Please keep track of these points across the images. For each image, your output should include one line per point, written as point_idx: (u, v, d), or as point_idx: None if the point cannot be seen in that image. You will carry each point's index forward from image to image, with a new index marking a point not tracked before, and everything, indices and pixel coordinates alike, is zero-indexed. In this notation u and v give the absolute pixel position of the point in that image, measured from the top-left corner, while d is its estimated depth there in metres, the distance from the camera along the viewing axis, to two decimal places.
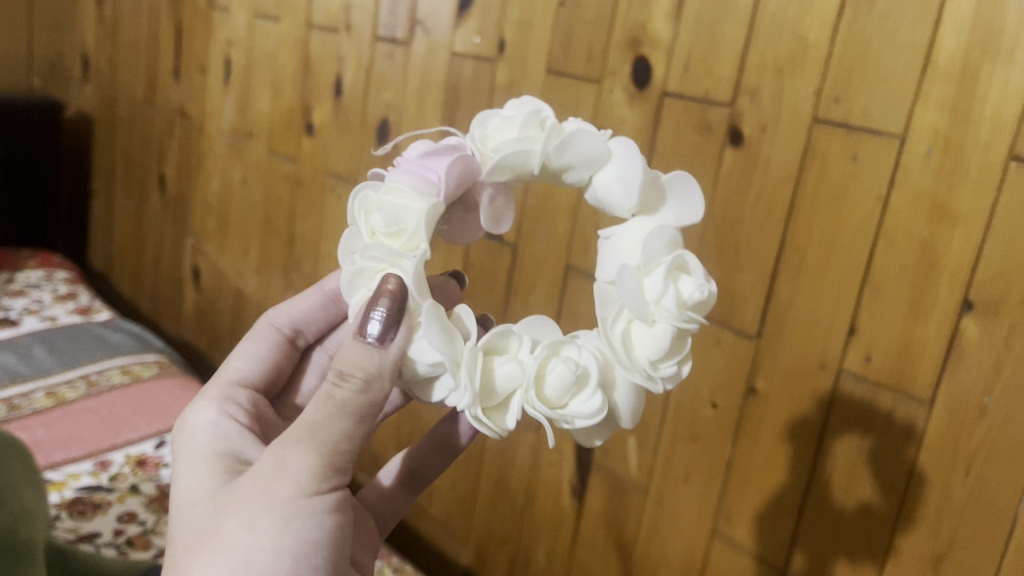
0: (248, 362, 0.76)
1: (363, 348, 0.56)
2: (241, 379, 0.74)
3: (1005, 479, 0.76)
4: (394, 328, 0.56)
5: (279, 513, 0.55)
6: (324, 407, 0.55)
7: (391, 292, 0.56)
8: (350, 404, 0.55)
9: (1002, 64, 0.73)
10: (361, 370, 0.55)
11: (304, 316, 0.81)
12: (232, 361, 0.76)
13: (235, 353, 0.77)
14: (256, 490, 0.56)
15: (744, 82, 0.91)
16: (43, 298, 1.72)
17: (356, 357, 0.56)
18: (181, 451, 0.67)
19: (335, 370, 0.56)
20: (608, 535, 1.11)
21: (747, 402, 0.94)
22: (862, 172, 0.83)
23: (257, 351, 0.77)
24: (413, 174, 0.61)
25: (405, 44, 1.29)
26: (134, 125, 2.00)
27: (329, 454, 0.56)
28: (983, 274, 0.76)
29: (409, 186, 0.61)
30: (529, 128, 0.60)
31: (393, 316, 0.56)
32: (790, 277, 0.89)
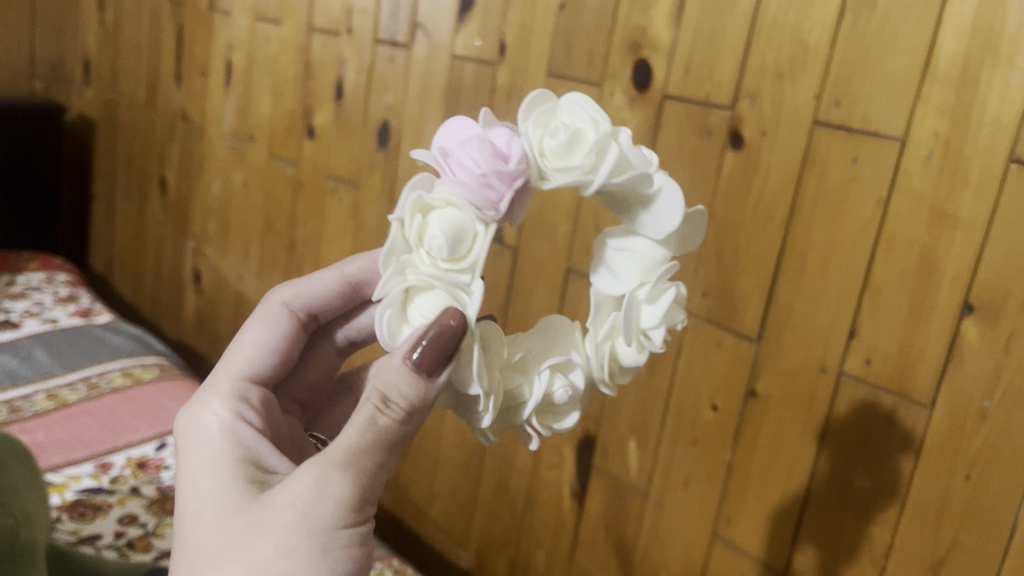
0: (254, 346, 0.74)
1: (410, 378, 0.55)
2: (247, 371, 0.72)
3: (1006, 482, 0.76)
4: (439, 367, 0.55)
5: (312, 538, 0.53)
6: (365, 432, 0.55)
7: (448, 330, 0.53)
8: (392, 433, 0.55)
9: (1003, 67, 0.73)
10: (404, 399, 0.55)
11: (317, 299, 0.78)
12: (240, 348, 0.74)
13: (243, 339, 0.74)
14: (285, 507, 0.54)
15: (745, 85, 0.91)
16: (44, 301, 1.72)
17: (399, 384, 0.55)
18: (187, 454, 0.64)
19: (376, 395, 0.56)
20: (609, 539, 1.11)
21: (748, 405, 0.94)
22: (862, 175, 0.83)
23: (265, 333, 0.74)
24: (472, 185, 0.52)
25: (405, 47, 1.29)
26: (135, 128, 2.01)
27: (371, 482, 0.55)
28: (983, 278, 0.76)
29: (466, 203, 0.52)
30: (588, 152, 0.53)
31: (441, 353, 0.54)
32: (790, 280, 0.89)
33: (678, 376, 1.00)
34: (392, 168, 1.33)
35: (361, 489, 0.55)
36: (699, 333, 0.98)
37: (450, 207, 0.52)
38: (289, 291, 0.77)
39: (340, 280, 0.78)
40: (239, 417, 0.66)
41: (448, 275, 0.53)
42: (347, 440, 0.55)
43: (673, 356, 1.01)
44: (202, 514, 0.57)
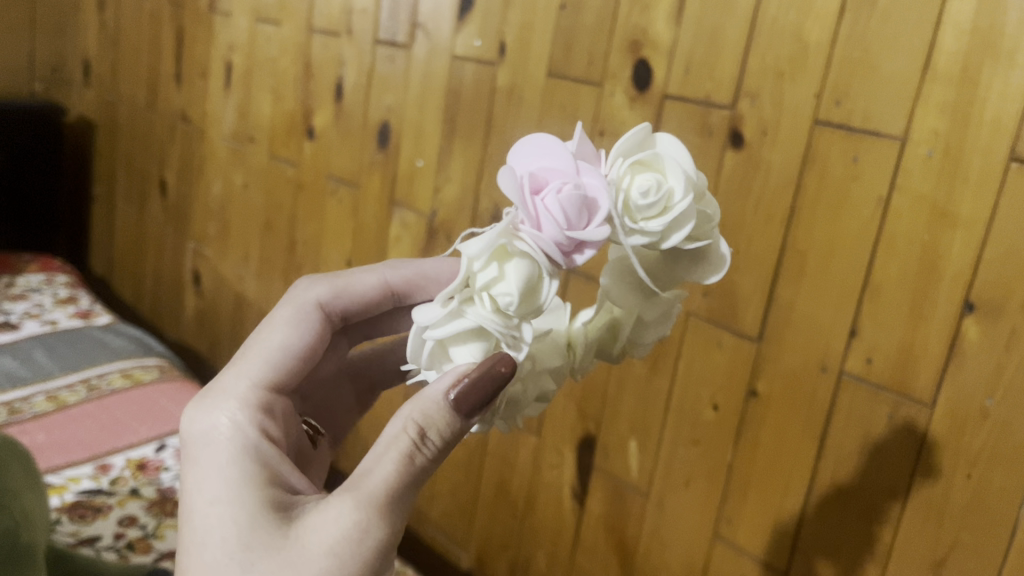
0: (290, 345, 0.67)
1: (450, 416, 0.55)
2: (276, 374, 0.66)
3: (1007, 481, 0.76)
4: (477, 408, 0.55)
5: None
6: (400, 470, 0.54)
7: (498, 374, 0.53)
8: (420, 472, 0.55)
9: (1003, 65, 0.73)
10: (438, 435, 0.56)
11: (355, 302, 0.73)
12: (267, 344, 0.67)
13: (268, 335, 0.67)
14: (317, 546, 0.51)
15: (745, 84, 0.91)
16: (44, 302, 1.72)
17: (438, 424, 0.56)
18: (196, 467, 0.58)
19: (412, 428, 0.55)
20: (609, 540, 1.11)
21: (748, 405, 0.94)
22: (862, 174, 0.83)
23: (299, 330, 0.68)
24: (557, 233, 0.48)
25: (405, 48, 1.29)
26: (135, 130, 2.01)
27: (400, 525, 0.54)
28: (984, 277, 0.76)
29: (548, 255, 0.48)
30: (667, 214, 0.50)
31: (482, 395, 0.54)
32: (791, 280, 0.89)
33: (679, 376, 1.00)
34: (393, 169, 1.33)
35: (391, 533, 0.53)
36: (700, 333, 0.98)
37: (527, 259, 0.48)
38: (327, 288, 0.71)
39: (381, 285, 0.74)
40: (260, 431, 0.61)
41: (506, 325, 0.51)
42: (382, 479, 0.54)
43: (673, 356, 1.01)
44: (221, 541, 0.52)
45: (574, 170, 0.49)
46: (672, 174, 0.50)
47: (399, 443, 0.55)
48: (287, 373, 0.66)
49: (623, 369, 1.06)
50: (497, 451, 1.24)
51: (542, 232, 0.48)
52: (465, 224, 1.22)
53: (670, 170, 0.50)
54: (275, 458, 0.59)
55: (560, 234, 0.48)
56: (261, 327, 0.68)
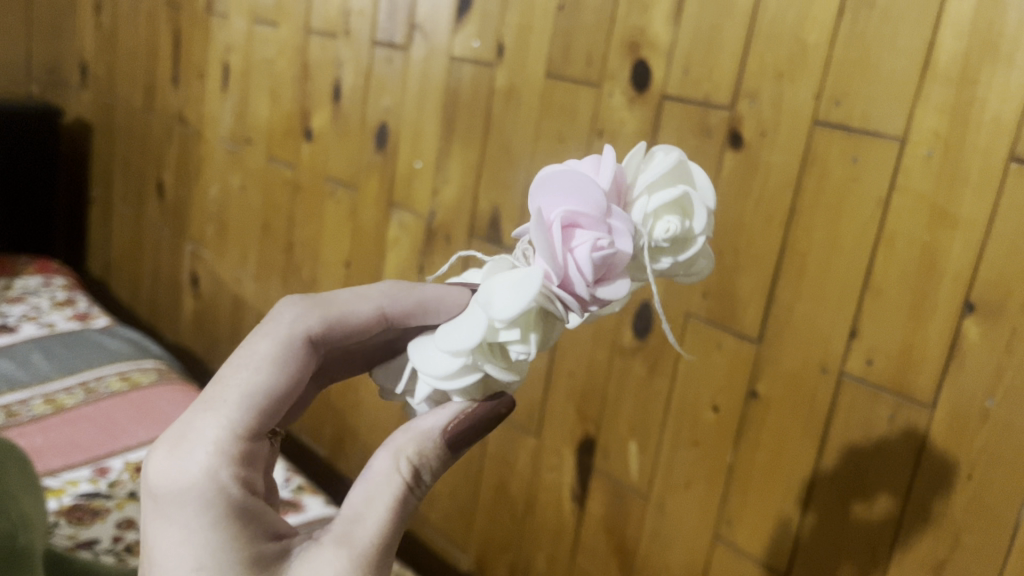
0: (275, 389, 0.58)
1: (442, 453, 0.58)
2: (257, 421, 0.56)
3: (1007, 482, 0.75)
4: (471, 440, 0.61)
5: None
6: (396, 511, 0.55)
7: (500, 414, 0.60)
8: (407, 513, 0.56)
9: (1002, 65, 0.73)
10: (427, 474, 0.58)
11: (347, 333, 0.63)
12: (245, 383, 0.57)
13: (245, 371, 0.58)
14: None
15: (744, 85, 0.91)
16: (41, 305, 1.72)
17: (428, 461, 0.58)
18: (180, 520, 0.52)
19: (405, 466, 0.57)
20: (610, 542, 1.10)
21: (749, 406, 0.94)
22: (862, 175, 0.83)
23: (284, 370, 0.58)
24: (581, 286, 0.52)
25: (403, 49, 1.29)
26: (132, 132, 2.00)
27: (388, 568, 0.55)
28: (984, 278, 0.75)
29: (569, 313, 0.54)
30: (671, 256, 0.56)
31: (479, 429, 0.59)
32: (791, 281, 0.89)
33: (679, 377, 1.00)
34: (391, 171, 1.33)
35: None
36: (699, 334, 0.98)
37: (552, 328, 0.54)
38: (315, 317, 0.61)
39: (378, 313, 0.63)
40: (244, 482, 0.54)
41: (513, 372, 0.56)
42: (378, 524, 0.54)
43: (673, 358, 1.00)
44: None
45: (604, 215, 0.52)
46: (693, 216, 0.55)
47: (390, 481, 0.56)
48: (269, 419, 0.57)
49: (622, 371, 1.06)
50: (497, 453, 1.24)
51: (567, 286, 0.52)
52: (464, 225, 1.22)
53: (695, 211, 0.55)
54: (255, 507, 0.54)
55: (586, 292, 0.52)
56: (237, 357, 0.59)
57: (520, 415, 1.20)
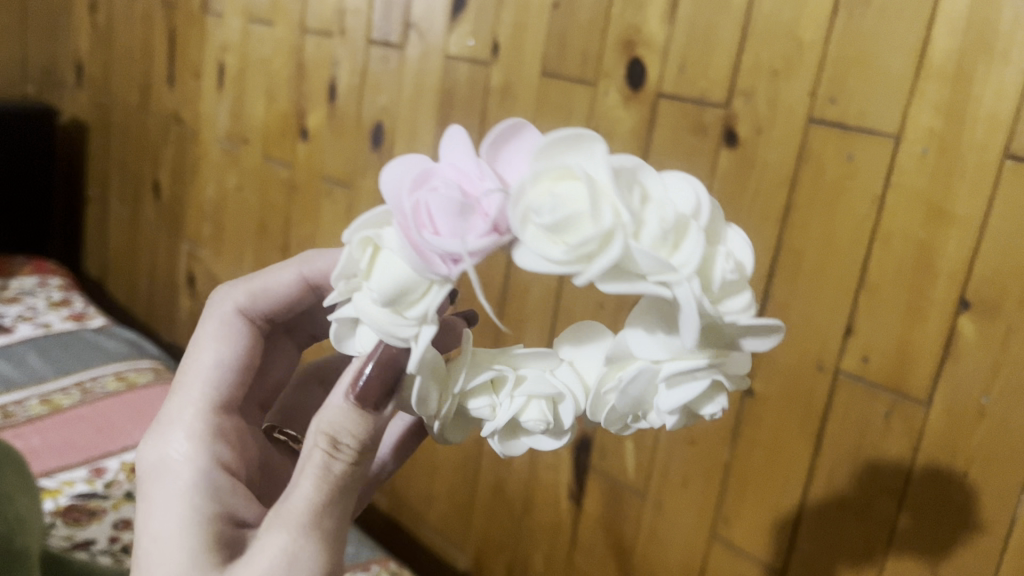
0: (223, 366, 0.69)
1: (360, 416, 0.55)
2: (213, 397, 0.68)
3: (1003, 479, 0.75)
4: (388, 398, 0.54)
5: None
6: (321, 483, 0.54)
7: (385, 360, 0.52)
8: (343, 479, 0.55)
9: (998, 62, 0.73)
10: (352, 440, 0.55)
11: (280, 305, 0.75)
12: (202, 364, 0.69)
13: (199, 356, 0.70)
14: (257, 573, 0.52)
15: (739, 83, 0.91)
16: (38, 305, 1.71)
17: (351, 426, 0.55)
18: (149, 496, 0.59)
19: (323, 440, 0.55)
20: (607, 540, 1.10)
21: (745, 404, 0.94)
22: (858, 173, 0.82)
23: (225, 347, 0.70)
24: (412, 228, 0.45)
25: (399, 48, 1.28)
26: (129, 132, 2.00)
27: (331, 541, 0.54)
28: (980, 274, 0.75)
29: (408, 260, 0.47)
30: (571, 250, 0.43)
31: (384, 386, 0.53)
32: (786, 279, 0.89)
33: None
34: None
35: (326, 543, 0.54)
36: None
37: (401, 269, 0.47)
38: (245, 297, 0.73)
39: (298, 280, 0.75)
40: (210, 457, 0.63)
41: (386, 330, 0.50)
42: (303, 500, 0.54)
43: None
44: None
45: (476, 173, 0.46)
46: (580, 202, 0.43)
47: (311, 454, 0.55)
48: (223, 393, 0.68)
49: None
50: (493, 452, 1.24)
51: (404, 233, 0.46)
52: None
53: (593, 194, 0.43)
54: (208, 482, 0.60)
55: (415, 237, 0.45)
56: (192, 347, 0.71)
57: None
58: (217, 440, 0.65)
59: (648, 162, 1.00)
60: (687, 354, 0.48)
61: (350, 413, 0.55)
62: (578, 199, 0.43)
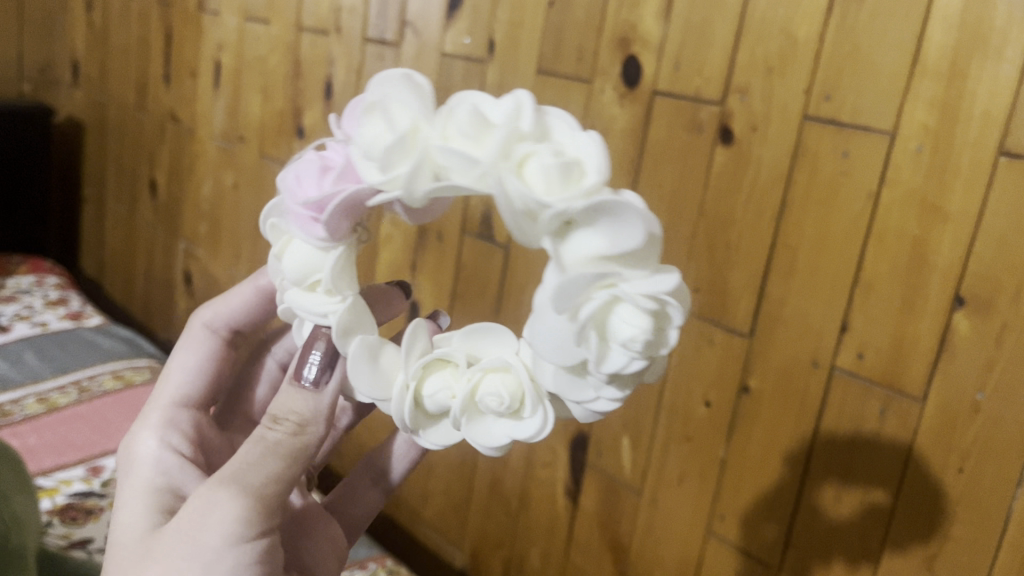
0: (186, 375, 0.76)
1: (299, 394, 0.61)
2: (182, 397, 0.75)
3: (997, 474, 0.76)
4: (328, 371, 0.60)
5: (214, 554, 0.56)
6: (256, 451, 0.59)
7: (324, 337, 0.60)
8: (280, 447, 0.59)
9: (992, 59, 0.73)
10: (292, 415, 0.60)
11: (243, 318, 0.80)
12: (170, 371, 0.76)
13: (170, 365, 0.77)
14: (187, 528, 0.58)
15: (734, 80, 0.91)
16: (34, 304, 1.71)
17: (291, 403, 0.61)
18: (122, 485, 0.68)
19: (265, 416, 0.61)
20: (603, 537, 1.11)
21: (741, 401, 0.94)
22: (853, 170, 0.83)
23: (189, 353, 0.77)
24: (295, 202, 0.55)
25: (394, 46, 1.28)
26: (125, 131, 1.99)
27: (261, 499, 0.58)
28: (975, 270, 0.76)
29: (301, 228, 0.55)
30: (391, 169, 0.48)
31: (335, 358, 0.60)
32: (781, 275, 0.89)
33: (671, 373, 1.00)
34: None
35: (255, 502, 0.58)
36: (691, 329, 0.98)
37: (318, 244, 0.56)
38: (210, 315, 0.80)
39: (256, 291, 0.80)
40: (166, 446, 0.70)
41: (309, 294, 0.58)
42: (235, 464, 0.59)
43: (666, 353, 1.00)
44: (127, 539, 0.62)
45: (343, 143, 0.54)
46: (380, 124, 0.50)
47: (257, 428, 0.61)
48: (193, 395, 0.76)
49: None
50: None
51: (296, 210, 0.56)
52: (456, 222, 1.22)
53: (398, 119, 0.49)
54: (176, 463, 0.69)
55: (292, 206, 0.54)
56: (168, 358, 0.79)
57: None
58: (177, 434, 0.72)
59: (644, 160, 1.00)
60: (568, 251, 0.46)
61: (294, 391, 0.61)
62: (392, 127, 0.49)
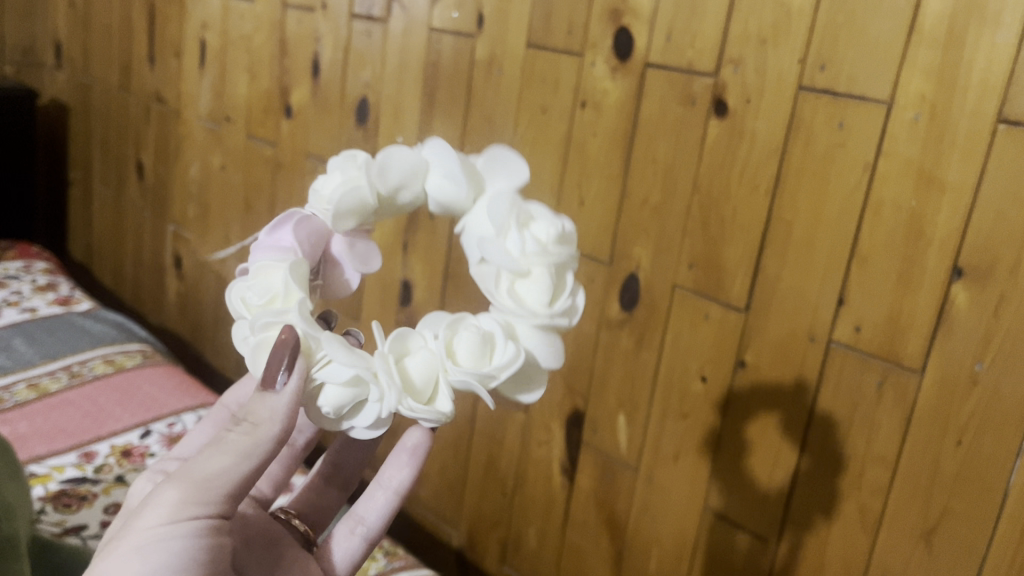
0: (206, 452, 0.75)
1: (263, 395, 0.57)
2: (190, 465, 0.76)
3: (996, 447, 0.75)
4: (289, 371, 0.55)
5: (142, 536, 0.54)
6: (211, 448, 0.57)
7: (286, 343, 0.55)
8: (235, 444, 0.56)
9: (989, 27, 0.72)
10: (251, 416, 0.57)
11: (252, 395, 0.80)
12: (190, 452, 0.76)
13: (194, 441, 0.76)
14: (130, 522, 0.56)
15: (727, 52, 0.89)
16: (23, 289, 1.69)
17: (254, 402, 0.57)
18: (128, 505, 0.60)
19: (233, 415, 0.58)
20: (600, 515, 1.10)
21: (737, 375, 0.93)
22: (849, 141, 0.81)
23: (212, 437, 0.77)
24: (267, 251, 0.59)
25: (381, 21, 1.26)
26: (111, 113, 1.97)
27: (198, 488, 0.55)
28: (973, 240, 0.75)
29: (269, 260, 0.58)
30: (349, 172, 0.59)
31: (287, 354, 0.55)
32: (777, 248, 0.88)
33: (666, 349, 0.99)
34: (372, 147, 1.31)
35: (195, 490, 0.55)
36: (686, 305, 0.97)
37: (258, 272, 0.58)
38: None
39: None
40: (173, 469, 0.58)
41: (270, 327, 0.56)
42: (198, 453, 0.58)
43: (661, 330, 1.00)
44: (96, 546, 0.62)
45: None
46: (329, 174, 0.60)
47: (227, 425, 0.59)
48: None
49: (610, 343, 1.05)
50: (485, 429, 1.23)
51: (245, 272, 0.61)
52: None
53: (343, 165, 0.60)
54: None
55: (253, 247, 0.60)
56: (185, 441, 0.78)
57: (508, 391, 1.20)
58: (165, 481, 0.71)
59: (636, 135, 0.99)
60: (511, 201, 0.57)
61: (259, 394, 0.57)
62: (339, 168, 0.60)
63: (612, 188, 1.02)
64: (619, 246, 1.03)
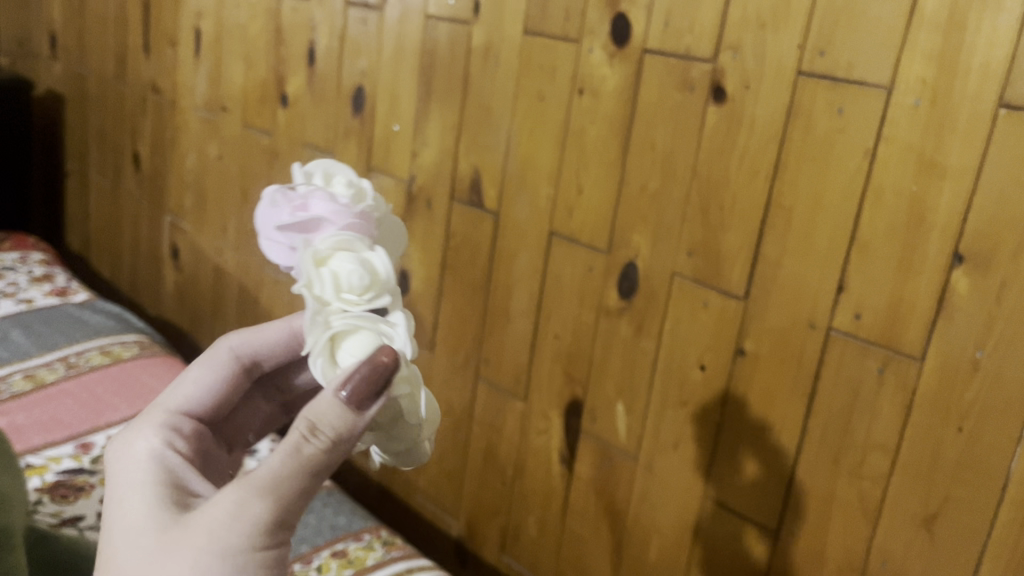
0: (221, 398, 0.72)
1: (341, 409, 0.55)
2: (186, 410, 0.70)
3: (997, 433, 0.75)
4: (375, 397, 0.55)
5: (230, 564, 0.51)
6: (287, 461, 0.54)
7: (386, 364, 0.54)
8: (315, 462, 0.54)
9: (991, 10, 0.71)
10: (331, 430, 0.55)
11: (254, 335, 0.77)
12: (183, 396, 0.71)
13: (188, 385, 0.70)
14: (204, 536, 0.52)
15: (726, 37, 0.88)
16: (19, 280, 1.69)
17: (330, 415, 0.55)
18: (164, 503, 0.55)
19: (303, 424, 0.55)
20: (599, 503, 1.10)
21: (736, 363, 0.93)
22: (849, 127, 0.81)
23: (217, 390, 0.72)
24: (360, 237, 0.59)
25: (377, 9, 1.25)
26: (106, 103, 1.95)
27: (285, 509, 0.53)
28: (974, 226, 0.74)
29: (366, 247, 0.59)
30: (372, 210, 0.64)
31: (380, 381, 0.55)
32: (777, 235, 0.87)
33: (665, 337, 0.99)
34: (369, 136, 1.30)
35: (281, 511, 0.53)
36: (685, 293, 0.96)
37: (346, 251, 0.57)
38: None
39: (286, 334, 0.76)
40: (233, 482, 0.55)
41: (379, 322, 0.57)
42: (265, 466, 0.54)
43: (660, 318, 0.99)
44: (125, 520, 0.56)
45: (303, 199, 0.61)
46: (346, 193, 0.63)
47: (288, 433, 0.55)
48: (196, 410, 0.71)
49: (609, 332, 1.05)
50: (484, 419, 1.23)
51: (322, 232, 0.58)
52: (444, 190, 1.21)
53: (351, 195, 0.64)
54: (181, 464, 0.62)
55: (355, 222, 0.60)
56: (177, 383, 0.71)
57: (507, 380, 1.19)
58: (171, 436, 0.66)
59: (634, 121, 0.98)
60: None
61: (334, 407, 0.55)
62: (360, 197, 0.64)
63: (610, 176, 1.01)
64: (617, 234, 1.02)
